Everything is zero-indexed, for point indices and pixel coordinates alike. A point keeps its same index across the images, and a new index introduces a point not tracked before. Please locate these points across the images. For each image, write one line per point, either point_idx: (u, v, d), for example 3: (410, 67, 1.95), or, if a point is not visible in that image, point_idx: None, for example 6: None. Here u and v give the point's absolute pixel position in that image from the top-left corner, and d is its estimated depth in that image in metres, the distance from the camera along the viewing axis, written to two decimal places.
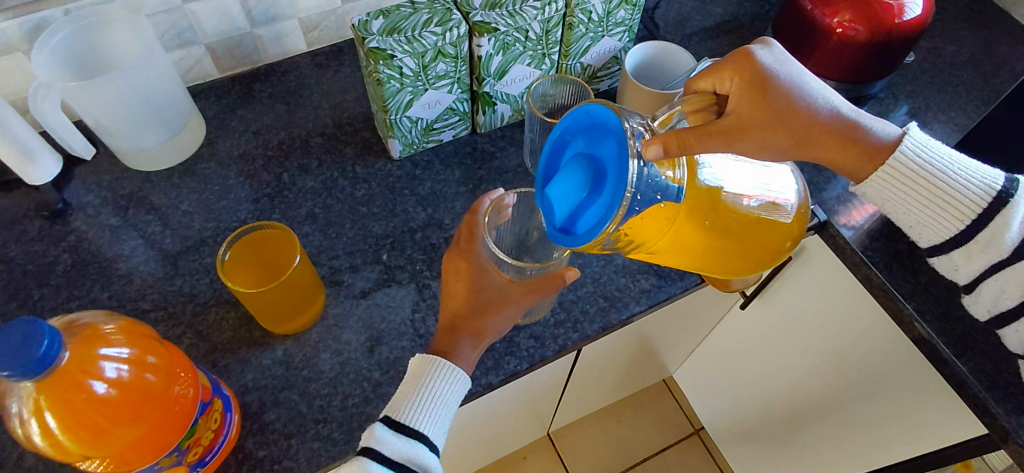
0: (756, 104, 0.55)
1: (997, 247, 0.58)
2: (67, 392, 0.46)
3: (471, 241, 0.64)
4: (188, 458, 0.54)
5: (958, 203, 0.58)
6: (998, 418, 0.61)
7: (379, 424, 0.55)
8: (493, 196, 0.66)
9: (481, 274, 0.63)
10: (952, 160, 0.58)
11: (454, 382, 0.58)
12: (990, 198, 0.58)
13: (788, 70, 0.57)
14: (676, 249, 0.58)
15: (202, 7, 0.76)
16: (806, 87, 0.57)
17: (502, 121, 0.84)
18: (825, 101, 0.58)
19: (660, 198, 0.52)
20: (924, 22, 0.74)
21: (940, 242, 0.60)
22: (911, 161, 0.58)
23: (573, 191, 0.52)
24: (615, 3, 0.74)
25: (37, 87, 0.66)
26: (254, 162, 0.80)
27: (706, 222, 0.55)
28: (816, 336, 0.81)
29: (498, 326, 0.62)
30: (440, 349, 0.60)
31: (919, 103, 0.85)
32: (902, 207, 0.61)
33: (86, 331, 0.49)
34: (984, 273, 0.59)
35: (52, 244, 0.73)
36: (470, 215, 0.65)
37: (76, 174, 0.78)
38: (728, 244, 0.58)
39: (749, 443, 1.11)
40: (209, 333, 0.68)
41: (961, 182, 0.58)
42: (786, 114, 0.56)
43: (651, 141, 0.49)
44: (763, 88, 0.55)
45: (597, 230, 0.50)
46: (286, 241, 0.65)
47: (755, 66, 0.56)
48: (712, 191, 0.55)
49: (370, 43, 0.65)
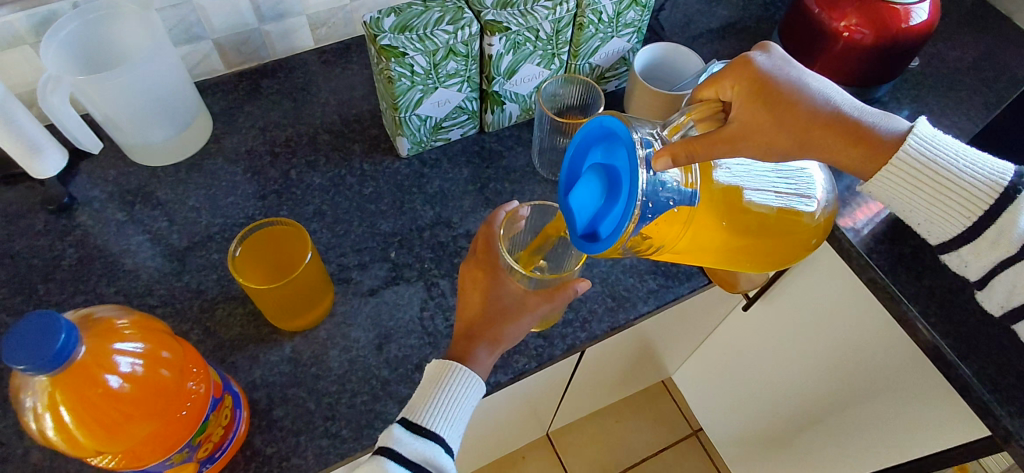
0: (758, 109, 0.55)
1: (1006, 242, 0.57)
2: (82, 387, 0.46)
3: (488, 251, 0.64)
4: (198, 454, 0.54)
5: (965, 200, 0.58)
6: (1001, 419, 0.61)
7: (397, 425, 0.55)
8: (508, 208, 0.66)
9: (498, 283, 0.63)
10: (958, 156, 0.58)
11: (470, 387, 0.58)
12: (997, 194, 0.57)
13: (787, 74, 0.57)
14: (695, 249, 0.58)
15: (212, 2, 0.76)
16: (807, 89, 0.57)
17: (510, 120, 0.84)
18: (830, 102, 0.58)
19: (674, 204, 0.52)
20: (930, 27, 0.74)
21: (948, 238, 0.60)
22: (915, 159, 0.58)
23: (592, 198, 0.55)
24: (625, 4, 0.74)
25: (46, 80, 0.65)
26: (261, 159, 0.80)
27: (723, 224, 0.55)
28: (819, 337, 0.81)
29: (514, 334, 0.62)
30: (456, 355, 0.61)
31: (923, 107, 0.86)
32: (909, 205, 0.60)
33: (100, 325, 0.49)
34: (994, 268, 0.59)
35: (58, 239, 0.73)
36: (486, 227, 0.65)
37: (82, 168, 0.78)
38: (746, 245, 0.58)
39: (749, 443, 1.12)
40: (216, 329, 0.68)
41: (966, 179, 0.58)
42: (789, 117, 0.55)
43: (660, 154, 0.50)
44: (764, 94, 0.56)
45: (612, 237, 0.52)
46: (297, 238, 0.65)
47: (755, 72, 0.56)
48: (729, 191, 0.55)
49: (382, 40, 0.65)
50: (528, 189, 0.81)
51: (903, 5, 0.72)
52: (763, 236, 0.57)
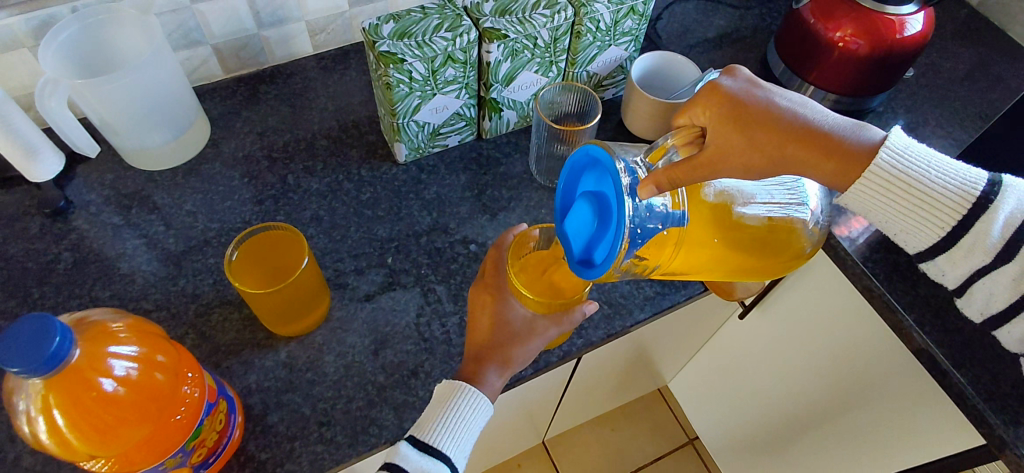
0: (730, 131, 0.55)
1: (982, 250, 0.56)
2: (77, 390, 0.46)
3: (494, 274, 0.65)
4: (192, 459, 0.54)
5: (938, 211, 0.55)
6: (996, 429, 0.61)
7: (404, 442, 0.56)
8: (516, 231, 0.67)
9: (505, 304, 0.64)
10: (931, 164, 0.55)
11: (479, 408, 0.58)
12: (970, 203, 0.55)
13: (755, 94, 0.57)
14: (691, 267, 0.59)
15: (211, 8, 0.77)
16: (776, 107, 0.57)
17: (508, 127, 0.85)
18: (805, 115, 0.57)
19: (664, 227, 0.54)
20: (924, 38, 0.75)
21: (924, 249, 0.58)
22: (888, 171, 0.55)
23: (586, 224, 0.57)
24: (623, 13, 0.75)
25: (44, 83, 0.64)
26: (258, 164, 0.80)
27: (715, 241, 0.56)
28: (813, 344, 0.81)
29: (524, 355, 0.63)
30: (466, 376, 0.61)
31: (917, 118, 0.86)
32: (883, 216, 0.58)
33: (95, 328, 0.49)
34: (971, 276, 0.58)
35: (53, 243, 0.72)
36: (493, 250, 0.67)
37: (79, 172, 0.78)
38: (738, 262, 0.58)
39: (743, 451, 1.12)
40: (212, 334, 0.68)
41: (938, 190, 0.55)
42: (762, 135, 0.55)
43: (645, 183, 0.51)
44: (734, 115, 0.56)
45: (607, 261, 0.53)
46: (295, 243, 0.65)
47: (721, 96, 0.56)
48: (720, 207, 0.56)
49: (381, 46, 0.65)
50: (525, 197, 0.81)
51: (897, 15, 0.73)
52: (757, 251, 0.57)
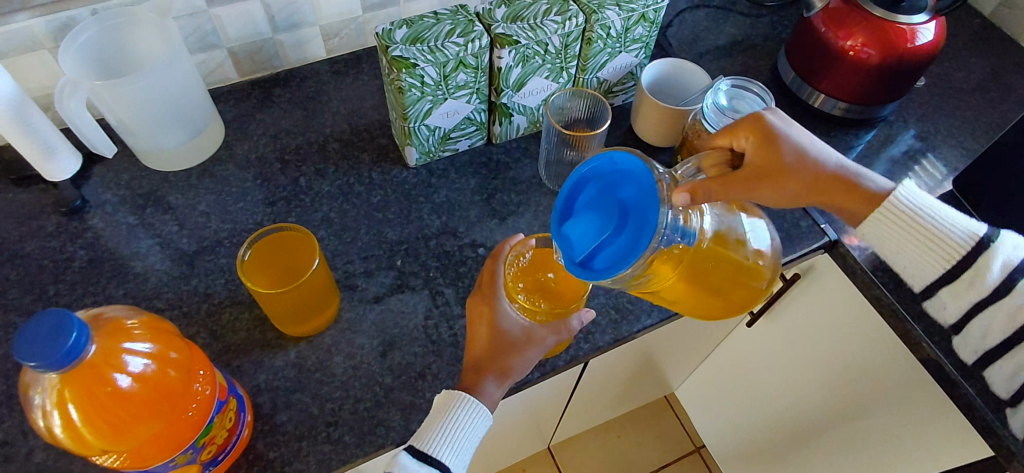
0: (765, 160, 0.59)
1: (982, 283, 0.59)
2: (91, 385, 0.47)
3: (492, 286, 0.64)
4: (202, 456, 0.54)
5: (944, 248, 0.60)
6: (1005, 440, 0.61)
7: (403, 452, 0.56)
8: (513, 240, 0.67)
9: (501, 316, 0.63)
10: (940, 208, 0.60)
11: (478, 419, 0.59)
12: (972, 244, 0.59)
13: (795, 130, 0.60)
14: (674, 293, 0.59)
15: (228, 12, 0.78)
16: (810, 147, 0.61)
17: (518, 132, 0.85)
18: (832, 158, 0.62)
19: (678, 240, 0.54)
20: (936, 47, 0.75)
21: (929, 282, 0.62)
22: (902, 208, 0.60)
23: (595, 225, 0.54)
24: (634, 20, 0.75)
25: (65, 83, 0.66)
26: (271, 166, 0.81)
27: (711, 267, 0.56)
28: (820, 353, 0.81)
29: (523, 365, 0.63)
30: (465, 387, 0.61)
31: (929, 127, 0.86)
32: (891, 250, 0.62)
33: (110, 325, 0.50)
34: (970, 310, 0.60)
35: (69, 241, 0.74)
36: (491, 260, 0.66)
37: (95, 172, 0.79)
38: (719, 298, 0.58)
39: (751, 460, 1.11)
40: (223, 333, 0.68)
41: (946, 230, 0.60)
42: (791, 170, 0.60)
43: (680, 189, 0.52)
44: (773, 147, 0.59)
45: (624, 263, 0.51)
46: (306, 245, 0.65)
47: (766, 128, 0.60)
48: (722, 237, 0.57)
49: (393, 51, 0.66)
50: (534, 201, 0.81)
51: (909, 25, 0.73)
52: (738, 289, 0.58)
